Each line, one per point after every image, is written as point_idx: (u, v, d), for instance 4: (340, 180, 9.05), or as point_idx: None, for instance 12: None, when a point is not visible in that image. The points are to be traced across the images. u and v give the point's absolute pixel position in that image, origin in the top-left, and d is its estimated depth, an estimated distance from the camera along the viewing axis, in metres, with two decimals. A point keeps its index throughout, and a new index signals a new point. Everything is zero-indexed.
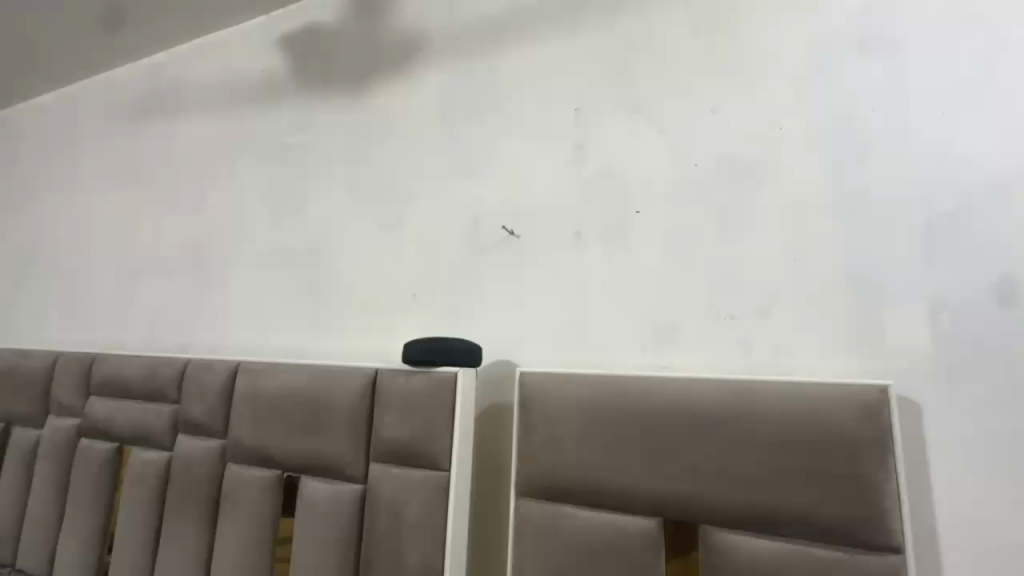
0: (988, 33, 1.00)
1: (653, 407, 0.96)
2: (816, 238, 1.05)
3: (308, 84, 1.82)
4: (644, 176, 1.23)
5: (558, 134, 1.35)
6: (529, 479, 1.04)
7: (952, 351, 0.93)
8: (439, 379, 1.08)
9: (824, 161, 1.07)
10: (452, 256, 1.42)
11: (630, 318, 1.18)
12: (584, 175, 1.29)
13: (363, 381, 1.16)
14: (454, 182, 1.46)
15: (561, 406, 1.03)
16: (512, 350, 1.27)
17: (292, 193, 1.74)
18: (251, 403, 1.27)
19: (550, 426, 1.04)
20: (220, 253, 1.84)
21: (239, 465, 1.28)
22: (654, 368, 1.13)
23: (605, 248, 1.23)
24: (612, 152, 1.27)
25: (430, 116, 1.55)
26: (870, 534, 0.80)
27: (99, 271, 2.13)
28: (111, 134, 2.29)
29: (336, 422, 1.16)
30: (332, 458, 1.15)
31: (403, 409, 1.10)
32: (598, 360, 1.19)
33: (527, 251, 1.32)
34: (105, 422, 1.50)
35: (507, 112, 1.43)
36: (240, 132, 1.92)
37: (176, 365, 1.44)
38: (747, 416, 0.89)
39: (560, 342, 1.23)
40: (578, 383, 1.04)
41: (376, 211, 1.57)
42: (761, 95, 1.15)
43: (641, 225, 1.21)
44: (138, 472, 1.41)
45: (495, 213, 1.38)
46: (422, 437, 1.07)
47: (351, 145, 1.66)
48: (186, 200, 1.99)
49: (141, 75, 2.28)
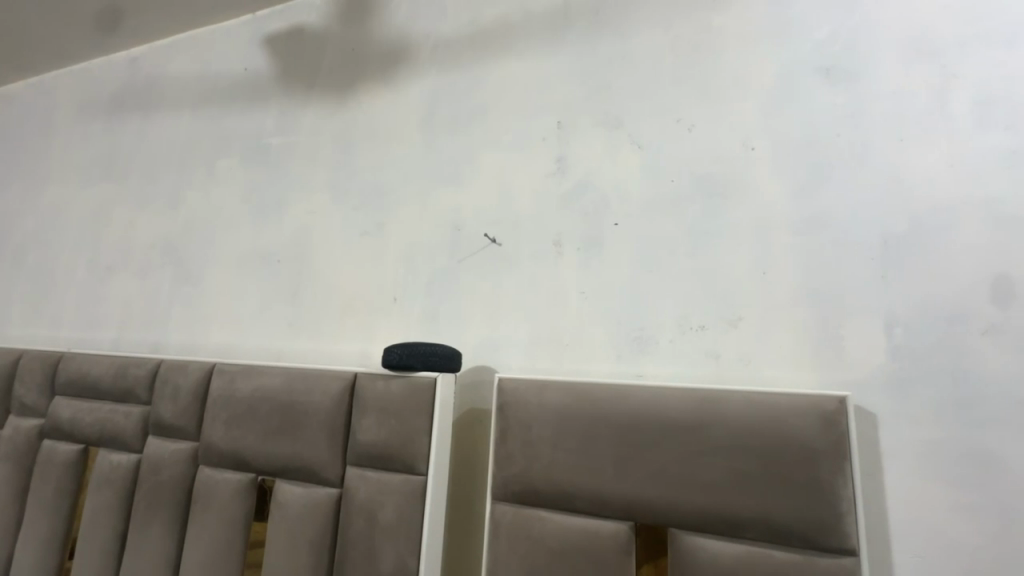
0: (941, 66, 1.07)
1: (625, 413, 0.99)
2: (782, 254, 1.10)
3: (292, 86, 1.81)
4: (622, 189, 1.27)
5: (540, 145, 1.38)
6: (504, 482, 1.06)
7: (904, 365, 0.99)
8: (418, 383, 1.10)
9: (790, 181, 1.13)
10: (432, 261, 1.43)
11: (606, 327, 1.21)
12: (564, 187, 1.33)
13: (341, 384, 1.16)
14: (437, 189, 1.48)
15: (537, 411, 1.06)
16: (490, 355, 1.30)
17: (272, 195, 1.73)
18: (226, 406, 1.26)
19: (526, 431, 1.06)
20: (197, 251, 1.81)
21: (211, 468, 1.26)
22: (628, 376, 1.17)
23: (583, 258, 1.27)
24: (591, 166, 1.31)
25: (414, 122, 1.57)
26: (828, 538, 0.84)
27: (68, 267, 2.07)
28: (85, 127, 2.24)
29: (312, 425, 1.16)
30: (308, 462, 1.15)
31: (380, 413, 1.11)
32: (574, 367, 1.22)
33: (507, 259, 1.34)
34: (71, 423, 1.46)
35: (491, 122, 1.46)
36: (221, 132, 1.91)
37: (147, 366, 1.41)
38: (712, 423, 0.93)
39: (537, 349, 1.26)
40: (554, 389, 1.06)
41: (357, 214, 1.57)
42: (734, 116, 1.21)
43: (617, 237, 1.25)
44: (105, 474, 1.37)
45: (477, 221, 1.41)
46: (399, 441, 1.08)
47: (334, 149, 1.67)
48: (163, 198, 1.95)
49: (119, 68, 2.23)
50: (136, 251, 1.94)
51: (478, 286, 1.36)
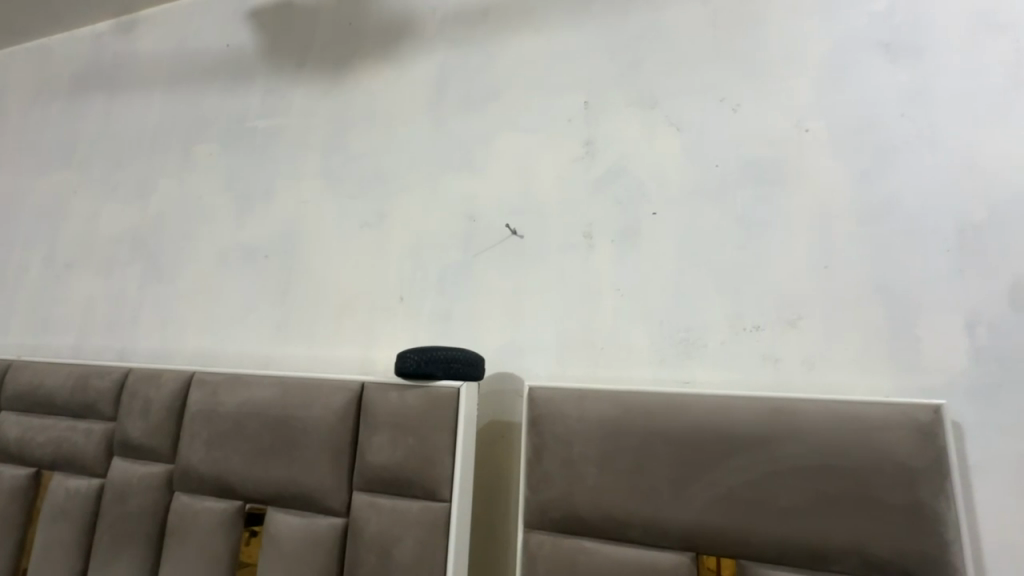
0: (1014, 41, 0.98)
1: (683, 427, 0.86)
2: (845, 247, 1.00)
3: (280, 63, 1.64)
4: (659, 176, 1.15)
5: (564, 127, 1.25)
6: (541, 508, 0.92)
7: (989, 367, 0.89)
8: (439, 394, 0.95)
9: (849, 166, 1.03)
10: (444, 255, 1.28)
11: (646, 327, 1.08)
12: (593, 174, 1.20)
13: (346, 396, 1.00)
14: (448, 176, 1.33)
15: (578, 425, 0.92)
16: (513, 360, 1.15)
17: (257, 182, 1.55)
18: (207, 423, 1.08)
19: (565, 448, 0.92)
20: (170, 246, 1.62)
21: (190, 496, 1.08)
22: (673, 382, 1.04)
23: (618, 251, 1.14)
24: (624, 150, 1.19)
25: (420, 103, 1.41)
26: (930, 569, 0.73)
27: (20, 265, 1.84)
28: (41, 109, 2.01)
29: (312, 445, 0.99)
30: (307, 487, 0.98)
31: (394, 429, 0.95)
32: (611, 373, 1.08)
33: (530, 253, 1.21)
34: (19, 443, 1.25)
35: (509, 101, 1.32)
36: (199, 114, 1.72)
37: (112, 376, 1.21)
38: (789, 437, 0.81)
39: (568, 354, 1.12)
40: (598, 399, 0.93)
41: (357, 204, 1.41)
42: (784, 95, 1.10)
43: (655, 228, 1.12)
44: (60, 503, 1.17)
45: (494, 211, 1.26)
46: (417, 461, 0.93)
47: (329, 132, 1.50)
48: (132, 187, 1.75)
49: (82, 45, 2.02)
50: (100, 246, 1.73)
51: (497, 284, 1.22)
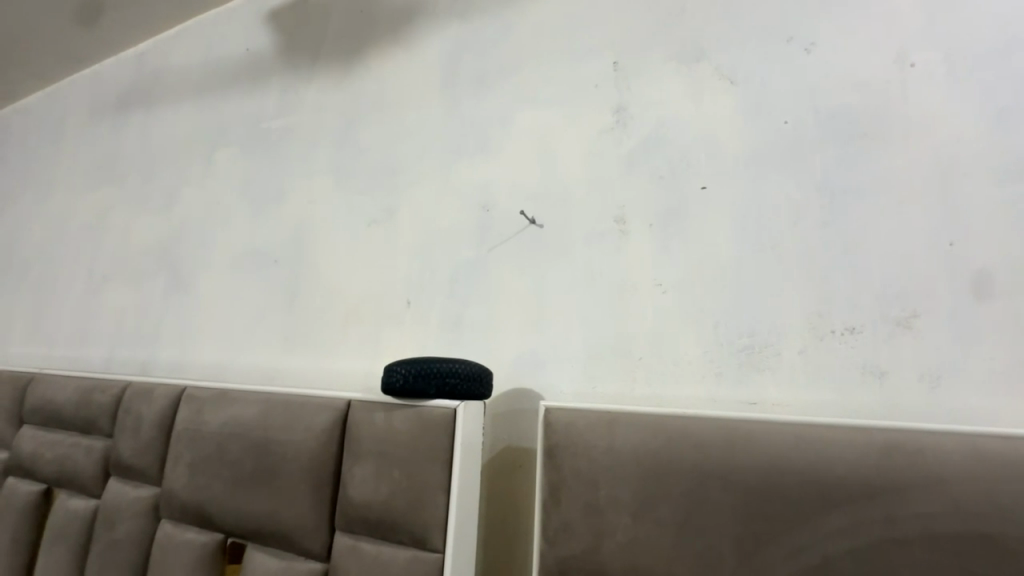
0: None
1: (755, 469, 0.63)
2: (979, 216, 0.72)
3: (295, 61, 1.57)
4: (710, 142, 0.91)
5: (591, 95, 1.05)
6: (560, 565, 0.71)
7: None
8: (431, 416, 0.77)
9: (981, 107, 0.75)
10: (455, 251, 1.12)
11: (697, 332, 0.85)
12: (626, 145, 0.99)
13: (330, 417, 0.85)
14: (460, 162, 1.17)
15: (608, 460, 0.71)
16: (531, 373, 0.96)
17: (270, 185, 1.48)
18: (191, 444, 0.97)
19: (590, 489, 0.71)
20: (191, 255, 1.58)
21: (173, 525, 0.97)
22: (735, 404, 0.80)
23: (658, 237, 0.92)
24: (664, 114, 0.97)
25: (430, 85, 1.27)
26: None
27: (67, 280, 1.89)
28: (91, 131, 2.09)
29: (291, 474, 0.85)
30: (285, 525, 0.84)
31: (379, 459, 0.79)
32: (652, 391, 0.86)
33: (552, 245, 1.01)
34: (32, 459, 1.22)
35: (527, 73, 1.14)
36: (221, 121, 1.68)
37: (112, 390, 1.15)
38: (914, 487, 0.57)
39: (598, 366, 0.91)
40: (633, 425, 0.72)
41: (365, 200, 1.28)
42: (878, 23, 0.83)
43: (706, 206, 0.89)
44: (60, 524, 1.12)
45: (511, 198, 1.08)
46: (404, 500, 0.75)
47: (339, 126, 1.40)
48: (161, 199, 1.74)
49: (125, 66, 2.08)
50: (132, 259, 1.74)
51: (514, 283, 1.03)
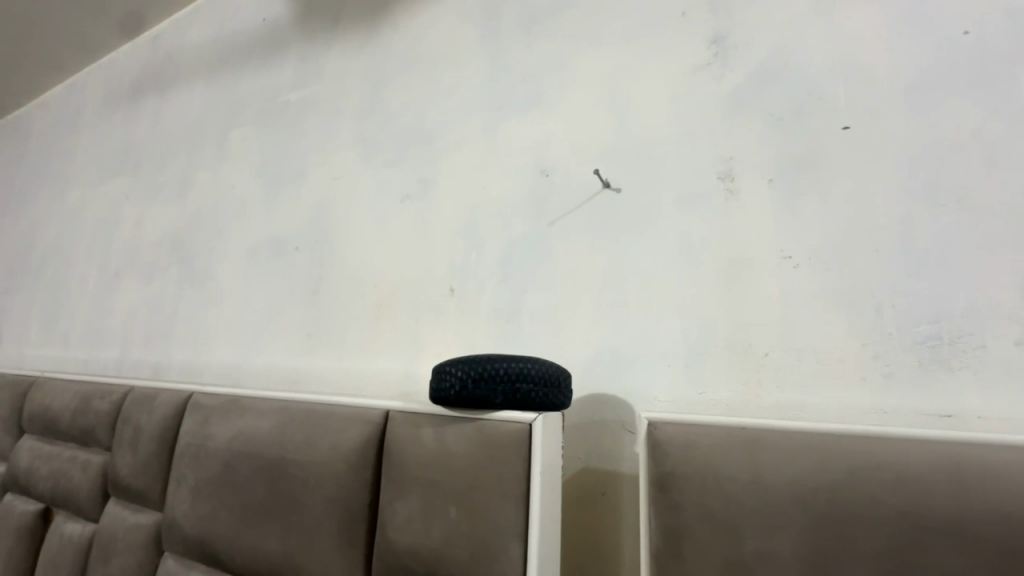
0: None
1: (1008, 527, 0.41)
2: None
3: (314, 27, 1.40)
4: (850, 69, 0.69)
5: (677, 24, 0.84)
6: None
7: None
8: (497, 433, 0.58)
9: None
10: (506, 226, 0.92)
11: (849, 318, 0.63)
12: (729, 83, 0.77)
13: (363, 433, 0.67)
14: (509, 122, 0.97)
15: (756, 502, 0.50)
16: (615, 374, 0.75)
17: (289, 163, 1.31)
18: (195, 463, 0.80)
19: (729, 540, 0.50)
20: (204, 245, 1.43)
21: (173, 562, 0.80)
22: (916, 416, 0.58)
23: (782, 195, 0.70)
24: (780, 38, 0.75)
25: (471, 36, 1.08)
26: None
27: (80, 277, 1.77)
28: (106, 121, 1.97)
29: (315, 505, 0.67)
30: (308, 570, 0.66)
31: (428, 489, 0.60)
32: (787, 398, 0.64)
33: (634, 212, 0.80)
34: (28, 474, 1.07)
35: (591, 8, 0.93)
36: (236, 98, 1.53)
37: (113, 397, 0.99)
38: None
39: (705, 365, 0.70)
40: (791, 451, 0.50)
41: (396, 173, 1.10)
42: None
43: (852, 152, 0.67)
44: (56, 550, 0.97)
45: (576, 160, 0.88)
46: (463, 547, 0.56)
47: (364, 93, 1.22)
48: (174, 187, 1.60)
49: (140, 50, 1.95)
50: (145, 251, 1.60)
51: (584, 263, 0.83)
